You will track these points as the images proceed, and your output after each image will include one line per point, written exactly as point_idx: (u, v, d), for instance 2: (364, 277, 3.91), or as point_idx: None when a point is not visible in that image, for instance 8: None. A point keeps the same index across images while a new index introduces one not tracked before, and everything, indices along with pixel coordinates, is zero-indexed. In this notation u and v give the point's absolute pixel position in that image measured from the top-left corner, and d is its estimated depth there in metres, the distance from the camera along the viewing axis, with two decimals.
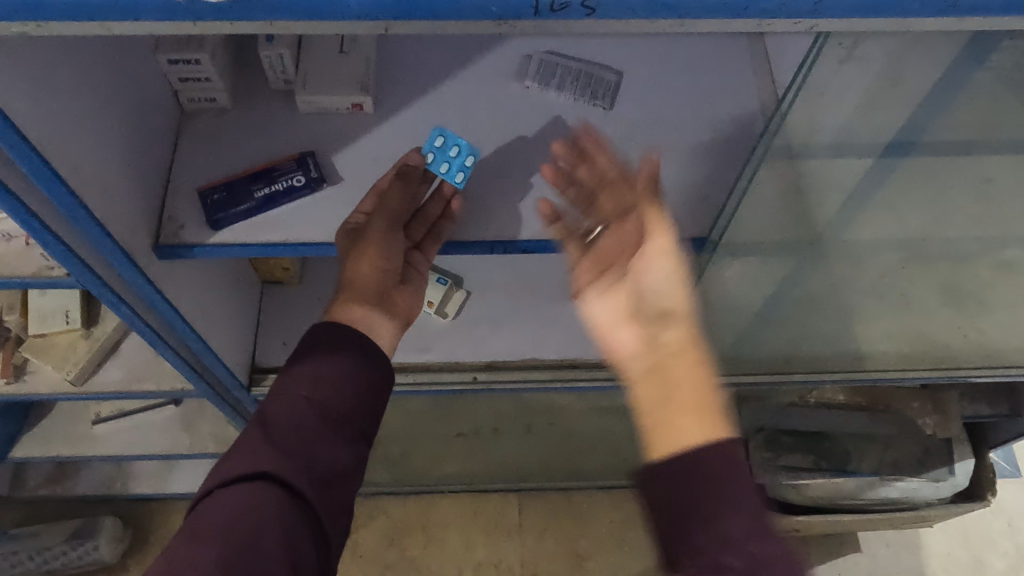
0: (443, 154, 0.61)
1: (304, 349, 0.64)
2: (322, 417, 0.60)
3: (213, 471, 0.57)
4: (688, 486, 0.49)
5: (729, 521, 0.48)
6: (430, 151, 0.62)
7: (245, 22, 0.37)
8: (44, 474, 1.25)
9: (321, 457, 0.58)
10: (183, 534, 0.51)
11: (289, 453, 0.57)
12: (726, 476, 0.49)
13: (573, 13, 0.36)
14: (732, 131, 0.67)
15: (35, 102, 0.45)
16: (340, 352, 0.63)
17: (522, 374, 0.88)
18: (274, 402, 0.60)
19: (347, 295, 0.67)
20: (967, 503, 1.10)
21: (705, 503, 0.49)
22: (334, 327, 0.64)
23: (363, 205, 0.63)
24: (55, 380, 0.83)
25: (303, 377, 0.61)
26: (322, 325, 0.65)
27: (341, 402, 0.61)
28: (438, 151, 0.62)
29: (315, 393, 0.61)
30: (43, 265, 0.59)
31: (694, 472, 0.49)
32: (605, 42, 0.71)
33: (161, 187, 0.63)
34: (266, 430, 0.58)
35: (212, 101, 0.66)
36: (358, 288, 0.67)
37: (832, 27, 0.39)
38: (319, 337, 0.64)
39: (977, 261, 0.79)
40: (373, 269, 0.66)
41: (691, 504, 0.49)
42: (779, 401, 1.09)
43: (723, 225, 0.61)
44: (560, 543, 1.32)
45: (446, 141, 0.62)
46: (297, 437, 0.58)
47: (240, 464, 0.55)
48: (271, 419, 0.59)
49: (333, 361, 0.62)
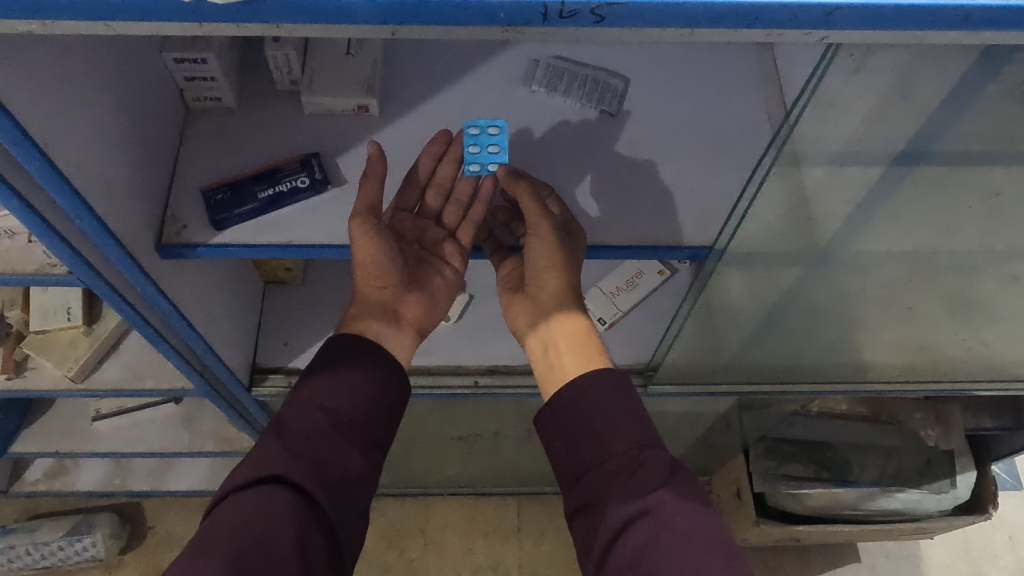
0: (487, 147, 0.65)
1: (318, 361, 0.63)
2: (333, 423, 0.59)
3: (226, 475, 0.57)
4: (577, 414, 0.60)
5: (614, 438, 0.58)
6: (472, 129, 0.64)
7: (251, 25, 0.37)
8: (44, 469, 1.25)
9: (332, 459, 0.58)
10: (196, 540, 0.51)
11: (302, 458, 0.56)
12: (610, 404, 0.60)
13: (582, 21, 0.36)
14: (739, 140, 0.67)
15: (40, 99, 0.45)
16: (354, 362, 0.63)
17: (525, 378, 0.87)
18: (288, 410, 0.60)
19: (358, 309, 0.69)
20: (967, 517, 1.09)
21: (591, 425, 0.59)
22: (348, 339, 0.65)
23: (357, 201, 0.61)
24: (56, 376, 0.83)
25: (318, 385, 0.61)
26: (339, 337, 0.65)
27: (355, 408, 0.61)
28: (479, 134, 0.64)
29: (330, 400, 0.60)
30: (45, 262, 0.59)
31: (582, 403, 0.60)
32: (613, 49, 0.71)
33: (164, 186, 0.63)
34: (279, 435, 0.58)
35: (217, 100, 0.66)
36: (366, 301, 0.69)
37: (843, 39, 0.39)
38: (338, 347, 0.64)
39: (984, 275, 0.79)
40: (380, 272, 0.67)
41: (578, 427, 0.60)
42: (786, 413, 1.07)
43: (728, 232, 0.61)
44: (558, 548, 1.31)
45: (491, 127, 0.64)
46: (312, 443, 0.58)
47: (255, 469, 0.55)
48: (285, 425, 0.59)
49: (348, 370, 0.62)
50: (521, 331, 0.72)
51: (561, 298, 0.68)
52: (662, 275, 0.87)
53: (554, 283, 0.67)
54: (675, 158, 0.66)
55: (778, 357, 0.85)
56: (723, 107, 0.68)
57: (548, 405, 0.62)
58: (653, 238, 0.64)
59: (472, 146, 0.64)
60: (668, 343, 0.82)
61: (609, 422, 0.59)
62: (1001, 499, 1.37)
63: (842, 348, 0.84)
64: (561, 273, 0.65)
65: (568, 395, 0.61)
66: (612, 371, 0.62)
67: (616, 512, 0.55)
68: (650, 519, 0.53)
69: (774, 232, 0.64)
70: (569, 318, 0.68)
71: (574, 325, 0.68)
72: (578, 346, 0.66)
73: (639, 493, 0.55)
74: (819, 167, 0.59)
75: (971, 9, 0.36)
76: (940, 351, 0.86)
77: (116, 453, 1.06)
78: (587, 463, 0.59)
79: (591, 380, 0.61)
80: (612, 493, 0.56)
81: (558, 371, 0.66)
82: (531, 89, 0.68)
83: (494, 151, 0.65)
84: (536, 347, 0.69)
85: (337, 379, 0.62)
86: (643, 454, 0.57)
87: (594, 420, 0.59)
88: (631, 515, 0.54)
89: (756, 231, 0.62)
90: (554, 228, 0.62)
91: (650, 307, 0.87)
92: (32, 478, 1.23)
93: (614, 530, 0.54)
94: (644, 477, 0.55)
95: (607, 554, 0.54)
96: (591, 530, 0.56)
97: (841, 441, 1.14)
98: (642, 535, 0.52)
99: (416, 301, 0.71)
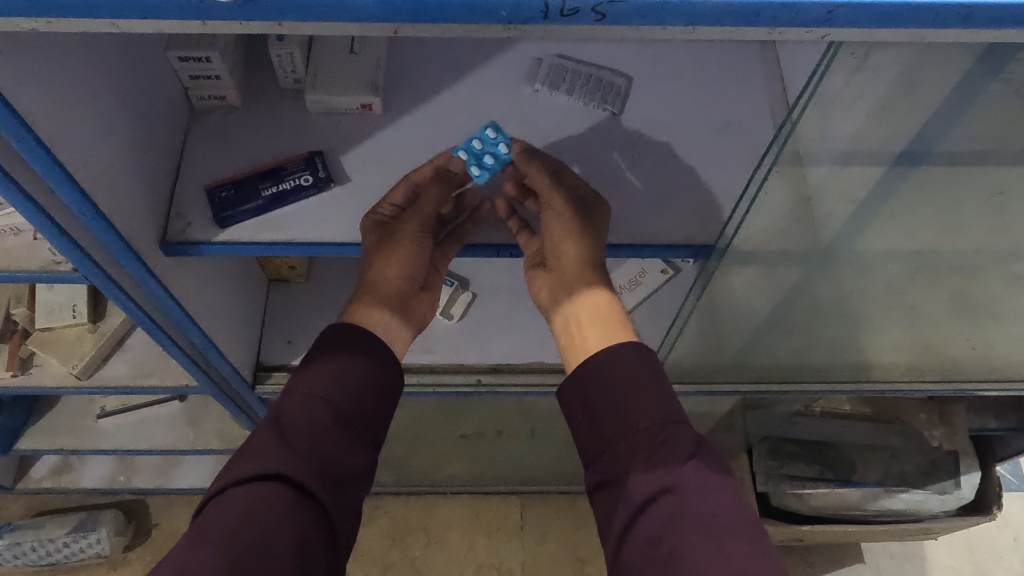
0: (481, 157, 0.63)
1: (320, 349, 0.63)
2: (335, 418, 0.59)
3: (225, 469, 0.57)
4: (600, 386, 0.60)
5: (635, 413, 0.58)
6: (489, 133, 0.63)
7: (254, 22, 0.37)
8: (49, 466, 1.25)
9: (333, 457, 0.58)
10: (193, 536, 0.51)
11: (301, 454, 0.56)
12: (634, 378, 0.59)
13: (583, 19, 0.36)
14: (742, 139, 0.67)
15: (45, 98, 0.45)
16: (352, 354, 0.63)
17: (530, 376, 0.88)
18: (287, 401, 0.60)
19: (372, 298, 0.69)
20: (971, 517, 1.08)
21: (614, 398, 0.59)
22: (347, 330, 0.65)
23: (392, 198, 0.64)
24: (61, 373, 0.83)
25: (318, 376, 0.61)
26: (338, 326, 0.65)
27: (353, 402, 0.60)
28: (489, 141, 0.63)
29: (328, 390, 0.60)
30: (50, 259, 0.59)
31: (605, 376, 0.60)
32: (616, 47, 0.71)
33: (169, 185, 0.63)
34: (279, 428, 0.58)
35: (221, 98, 0.66)
36: (381, 291, 0.70)
37: (846, 37, 0.39)
38: (335, 336, 0.64)
39: (988, 275, 0.78)
40: (399, 271, 0.70)
41: (599, 401, 0.60)
42: (789, 413, 1.07)
43: (730, 231, 0.61)
44: (561, 547, 1.31)
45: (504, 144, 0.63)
46: (312, 438, 0.57)
47: (253, 465, 0.55)
48: (283, 418, 0.58)
49: (346, 361, 0.62)
50: (545, 305, 0.72)
51: (586, 271, 0.68)
52: (664, 274, 0.88)
53: (578, 257, 0.67)
54: (678, 156, 0.66)
55: (781, 356, 0.85)
56: (726, 105, 0.68)
57: (571, 378, 0.62)
58: (656, 237, 0.64)
59: (476, 138, 0.63)
60: (672, 342, 0.82)
61: (633, 396, 0.58)
62: (1005, 500, 1.37)
63: (845, 347, 0.84)
64: (579, 246, 0.65)
65: (593, 367, 0.61)
66: (634, 345, 0.61)
67: (638, 489, 0.55)
68: (672, 499, 0.53)
69: (776, 232, 0.64)
70: (593, 295, 0.68)
71: (599, 301, 0.68)
72: (602, 322, 0.66)
73: (663, 473, 0.55)
74: (822, 166, 0.59)
75: (972, 8, 0.36)
76: (944, 350, 0.85)
77: (121, 450, 1.07)
78: (607, 438, 0.59)
79: (611, 355, 0.61)
80: (634, 469, 0.56)
81: (580, 344, 0.66)
82: (535, 88, 0.68)
83: (484, 163, 0.63)
84: (561, 321, 0.70)
85: (338, 372, 0.61)
86: (666, 431, 0.57)
87: (619, 394, 0.59)
88: (653, 492, 0.54)
89: (759, 230, 0.62)
90: (569, 201, 0.63)
91: (653, 307, 0.87)
92: (38, 475, 1.24)
93: (636, 507, 0.54)
94: (665, 454, 0.56)
95: (627, 531, 0.54)
96: (611, 506, 0.57)
97: (844, 441, 1.13)
98: (663, 515, 0.52)
99: (427, 298, 0.75)
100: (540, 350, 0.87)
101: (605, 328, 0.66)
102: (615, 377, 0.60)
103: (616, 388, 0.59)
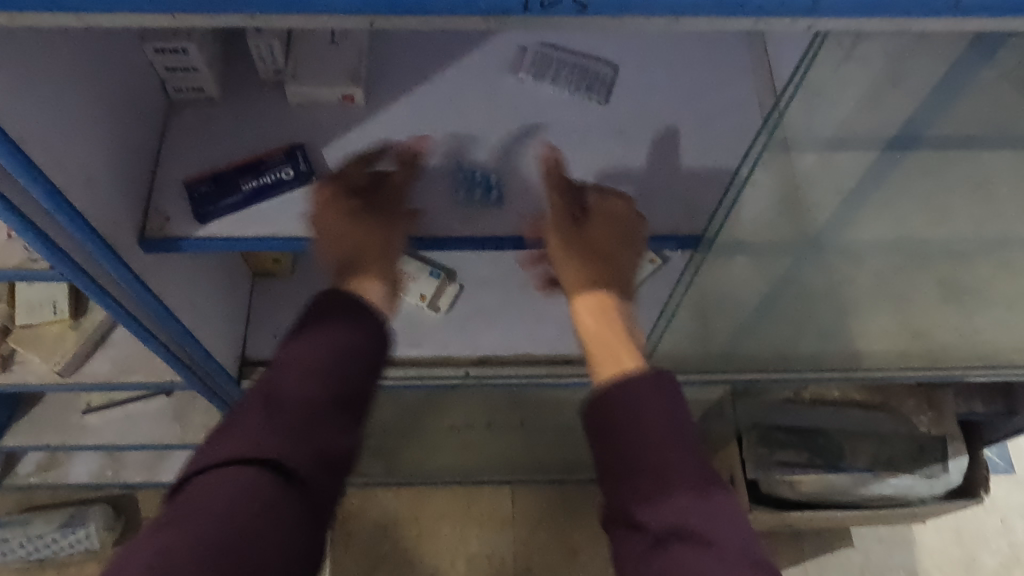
0: (475, 189, 0.64)
1: (310, 318, 0.60)
2: (327, 397, 0.56)
3: (207, 445, 0.54)
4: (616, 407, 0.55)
5: (646, 441, 0.53)
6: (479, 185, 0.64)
7: (224, 16, 0.36)
8: (36, 462, 1.23)
9: (323, 438, 0.55)
10: (167, 520, 0.48)
11: (289, 432, 0.54)
12: (649, 406, 0.54)
13: (564, 10, 0.35)
14: (731, 128, 0.66)
15: (16, 96, 0.44)
16: (341, 322, 0.60)
17: (517, 367, 0.87)
18: (273, 376, 0.57)
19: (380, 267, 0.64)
20: (959, 501, 1.11)
21: (628, 421, 0.54)
22: (336, 300, 0.61)
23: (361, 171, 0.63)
24: (44, 370, 0.82)
25: (308, 347, 0.58)
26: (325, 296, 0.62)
27: (345, 380, 0.58)
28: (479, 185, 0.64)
29: (320, 364, 0.57)
30: (26, 257, 0.58)
31: (620, 397, 0.55)
32: (604, 36, 0.69)
33: (147, 182, 0.62)
34: (266, 404, 0.55)
35: (200, 91, 0.65)
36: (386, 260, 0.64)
37: (832, 28, 0.38)
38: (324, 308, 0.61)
39: (976, 262, 0.78)
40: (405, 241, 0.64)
41: (612, 425, 0.55)
42: (777, 401, 1.08)
43: (719, 218, 0.59)
44: (553, 535, 1.32)
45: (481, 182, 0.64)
46: (300, 418, 0.55)
47: (238, 443, 0.53)
48: (272, 394, 0.56)
49: (337, 329, 0.59)
50: None
51: (602, 277, 0.62)
52: (653, 264, 0.86)
53: (592, 269, 0.62)
54: (664, 149, 0.65)
55: (770, 345, 0.85)
56: (714, 93, 0.67)
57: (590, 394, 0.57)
58: (645, 228, 0.63)
59: (478, 171, 0.64)
60: (659, 333, 0.81)
61: (647, 425, 0.54)
62: (992, 483, 1.38)
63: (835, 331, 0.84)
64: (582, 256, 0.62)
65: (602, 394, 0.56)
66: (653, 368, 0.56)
67: (646, 525, 0.50)
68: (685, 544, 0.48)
69: (765, 222, 0.63)
70: (607, 307, 0.62)
71: (614, 312, 0.62)
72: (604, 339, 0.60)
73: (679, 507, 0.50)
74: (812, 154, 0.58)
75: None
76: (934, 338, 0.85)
77: (107, 446, 1.06)
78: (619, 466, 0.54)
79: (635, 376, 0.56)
80: (642, 503, 0.51)
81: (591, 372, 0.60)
82: (519, 77, 0.67)
83: (474, 197, 0.64)
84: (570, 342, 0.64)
85: (331, 343, 0.58)
86: (676, 459, 0.52)
87: (634, 423, 0.54)
88: (665, 530, 0.50)
89: (747, 221, 0.62)
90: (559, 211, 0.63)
91: (641, 297, 0.87)
92: (24, 472, 1.23)
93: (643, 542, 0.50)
94: (679, 484, 0.51)
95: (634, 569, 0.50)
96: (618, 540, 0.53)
97: (833, 428, 1.14)
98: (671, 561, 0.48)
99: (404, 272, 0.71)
100: (528, 342, 0.87)
101: (616, 345, 0.60)
102: (624, 400, 0.55)
103: (626, 412, 0.54)
